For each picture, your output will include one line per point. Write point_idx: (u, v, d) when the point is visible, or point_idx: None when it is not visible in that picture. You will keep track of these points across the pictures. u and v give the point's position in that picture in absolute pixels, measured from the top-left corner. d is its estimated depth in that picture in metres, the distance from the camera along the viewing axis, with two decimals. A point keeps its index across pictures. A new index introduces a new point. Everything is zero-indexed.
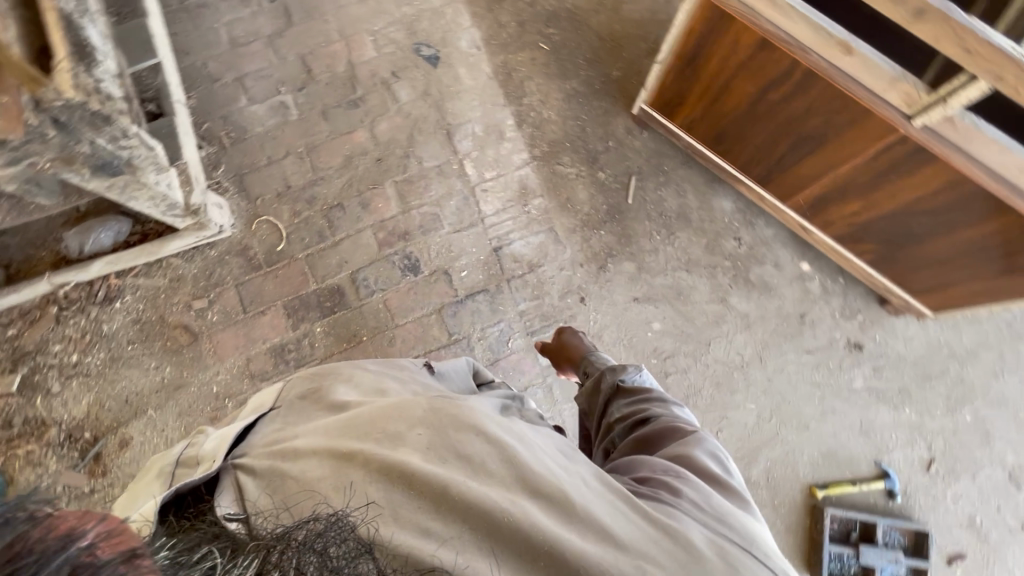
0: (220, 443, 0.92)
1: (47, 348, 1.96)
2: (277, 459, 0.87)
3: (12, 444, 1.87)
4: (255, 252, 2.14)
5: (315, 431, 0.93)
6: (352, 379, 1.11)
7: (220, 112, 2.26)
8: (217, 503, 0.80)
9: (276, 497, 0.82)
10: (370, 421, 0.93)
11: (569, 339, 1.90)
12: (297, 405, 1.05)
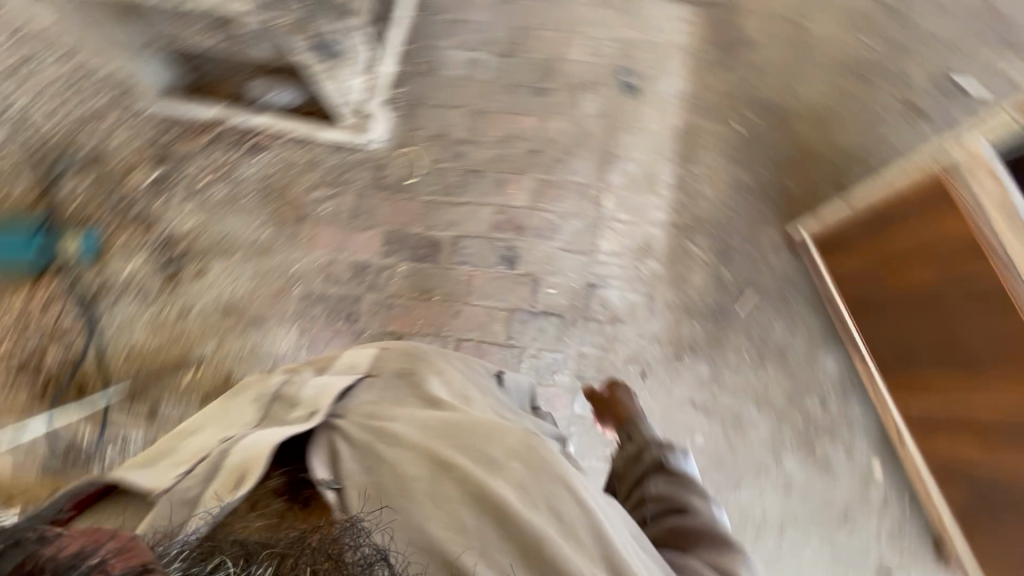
0: (316, 397, 1.07)
1: (187, 162, 2.12)
2: (379, 440, 0.95)
3: (122, 224, 2.05)
4: (387, 174, 2.23)
5: (414, 421, 1.01)
6: (444, 374, 1.21)
7: (426, 42, 2.37)
8: (314, 471, 0.90)
9: (374, 478, 0.88)
10: (466, 428, 0.99)
11: (620, 397, 1.77)
12: (393, 381, 1.17)
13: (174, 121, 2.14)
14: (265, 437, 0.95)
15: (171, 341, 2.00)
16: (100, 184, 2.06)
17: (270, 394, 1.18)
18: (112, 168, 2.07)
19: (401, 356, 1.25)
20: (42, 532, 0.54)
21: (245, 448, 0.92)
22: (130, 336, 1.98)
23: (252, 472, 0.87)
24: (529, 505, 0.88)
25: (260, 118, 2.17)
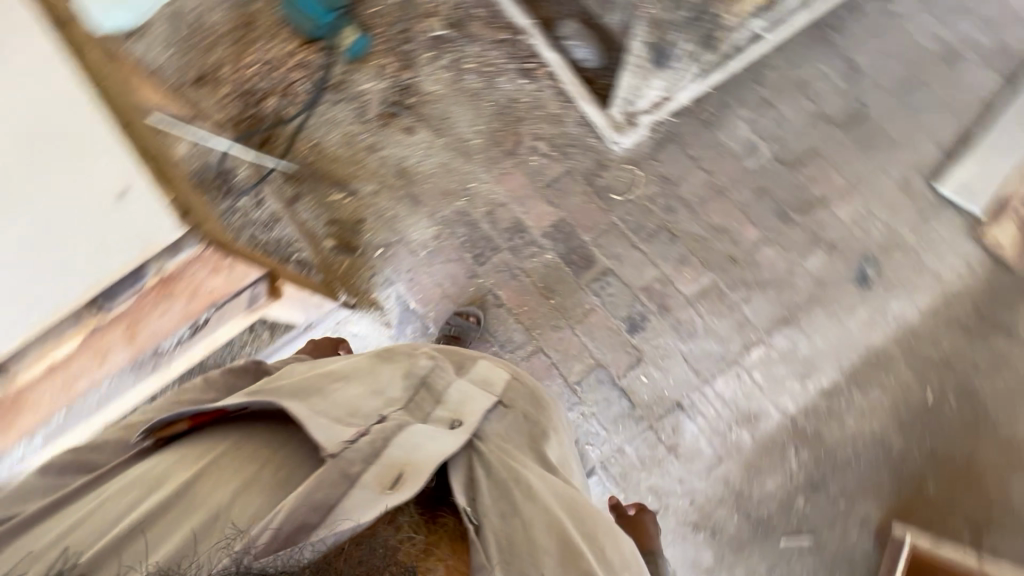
0: (461, 417, 1.10)
1: (471, 41, 2.18)
2: (513, 490, 0.98)
3: (388, 49, 2.17)
4: (601, 176, 2.19)
5: (544, 480, 1.05)
6: (551, 440, 1.25)
7: (725, 96, 2.23)
8: (456, 498, 0.94)
9: (507, 530, 0.92)
10: (582, 513, 1.04)
11: (648, 523, 1.84)
12: (512, 421, 1.21)
13: (491, 4, 2.16)
14: (421, 440, 0.96)
15: (349, 161, 2.17)
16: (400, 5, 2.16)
17: (410, 369, 1.23)
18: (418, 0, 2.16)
19: (522, 396, 1.30)
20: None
21: (403, 445, 0.93)
22: (326, 134, 2.16)
23: (405, 476, 0.88)
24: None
25: (552, 55, 2.12)
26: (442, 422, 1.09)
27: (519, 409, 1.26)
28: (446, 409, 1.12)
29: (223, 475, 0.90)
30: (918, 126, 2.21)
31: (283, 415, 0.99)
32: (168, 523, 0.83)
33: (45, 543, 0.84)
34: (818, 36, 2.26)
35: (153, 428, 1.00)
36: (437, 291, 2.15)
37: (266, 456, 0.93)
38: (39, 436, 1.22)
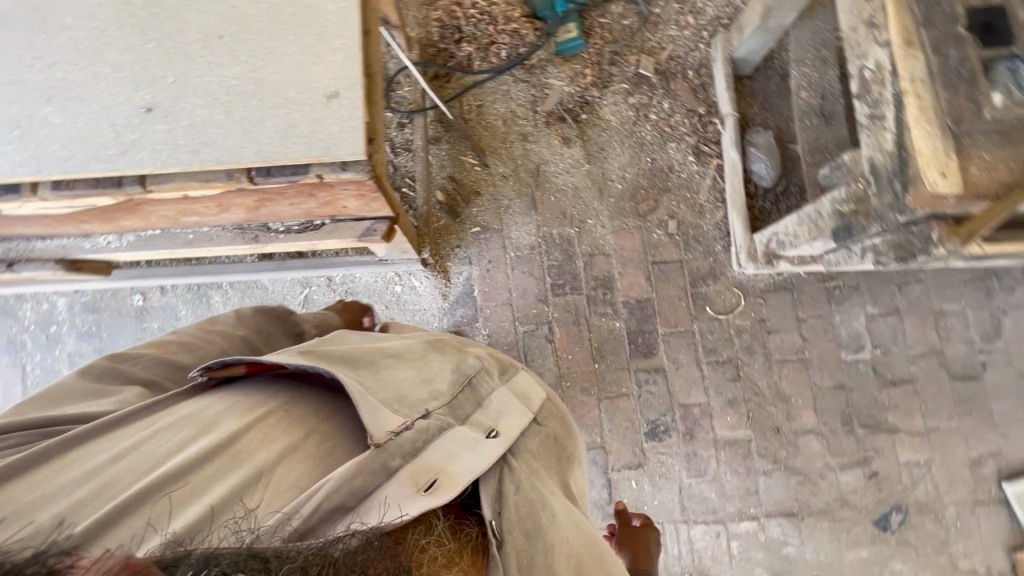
0: (495, 426, 1.09)
1: (667, 96, 2.18)
2: (537, 513, 0.97)
3: (594, 60, 2.16)
4: (706, 284, 2.14)
5: (569, 508, 1.03)
6: (574, 471, 1.22)
7: (861, 282, 2.15)
8: (484, 510, 0.93)
9: (528, 553, 0.91)
10: (604, 545, 1.02)
11: (649, 542, 1.59)
12: (541, 441, 1.18)
13: (703, 77, 2.19)
14: (456, 447, 0.96)
15: (499, 135, 2.16)
16: (625, 31, 2.18)
17: (458, 367, 1.19)
18: (642, 36, 2.19)
19: (554, 421, 1.27)
20: (48, 562, 0.54)
21: (439, 452, 0.93)
22: (494, 102, 2.15)
23: (438, 481, 0.88)
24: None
25: (731, 151, 2.10)
26: (479, 426, 1.07)
27: (548, 432, 1.22)
28: (486, 416, 1.11)
29: (272, 431, 0.86)
30: (1020, 417, 2.12)
31: (335, 387, 0.98)
32: (215, 473, 0.77)
33: (73, 474, 0.73)
34: (977, 282, 2.18)
35: (210, 368, 0.96)
36: (503, 295, 2.12)
37: (312, 425, 0.90)
38: (130, 236, 1.25)
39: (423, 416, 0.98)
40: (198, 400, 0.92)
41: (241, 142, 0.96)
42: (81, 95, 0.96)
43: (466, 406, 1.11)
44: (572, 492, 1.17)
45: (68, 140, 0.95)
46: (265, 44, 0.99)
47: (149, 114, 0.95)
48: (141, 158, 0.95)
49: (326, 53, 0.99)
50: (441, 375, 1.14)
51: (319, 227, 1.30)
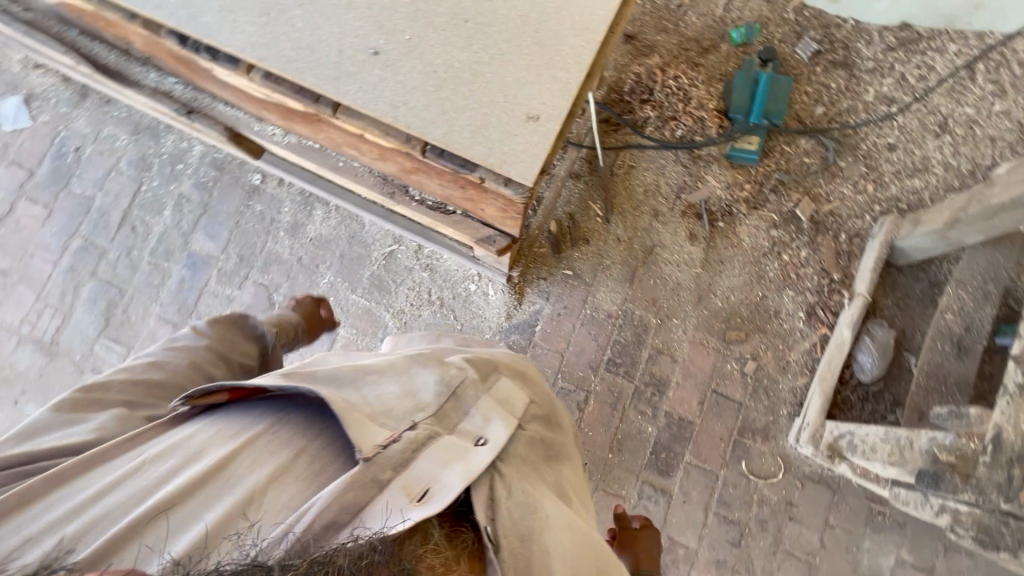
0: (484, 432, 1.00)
1: (808, 245, 2.10)
2: (530, 518, 0.91)
3: (758, 176, 2.10)
4: (752, 438, 2.04)
5: (560, 509, 0.97)
6: (565, 465, 1.17)
7: (911, 524, 1.96)
8: (478, 515, 0.87)
9: (523, 553, 0.86)
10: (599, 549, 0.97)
11: (648, 539, 1.63)
12: (533, 439, 1.10)
13: (853, 246, 2.09)
14: (449, 456, 0.91)
15: (634, 202, 2.16)
16: (802, 167, 2.09)
17: (443, 378, 1.07)
18: (813, 179, 2.09)
19: (540, 424, 1.17)
20: None
21: (432, 462, 0.89)
22: (645, 170, 2.15)
23: (431, 491, 0.84)
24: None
25: (843, 330, 2.00)
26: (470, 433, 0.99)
27: (540, 433, 1.15)
28: (475, 423, 1.02)
29: (261, 453, 0.86)
30: None
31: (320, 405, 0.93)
32: (207, 500, 0.80)
33: (74, 506, 0.80)
34: None
35: (191, 397, 0.95)
36: (560, 344, 2.11)
37: (302, 443, 0.89)
38: (292, 138, 1.33)
39: (411, 428, 0.93)
40: (186, 430, 0.93)
41: (435, 118, 1.00)
42: (328, 12, 1.02)
43: (450, 419, 1.01)
44: (569, 490, 1.11)
45: (300, 45, 1.02)
46: (498, 45, 1.02)
47: (373, 56, 1.01)
48: (348, 91, 1.01)
49: (546, 78, 1.01)
50: (425, 387, 1.03)
51: (450, 215, 1.34)
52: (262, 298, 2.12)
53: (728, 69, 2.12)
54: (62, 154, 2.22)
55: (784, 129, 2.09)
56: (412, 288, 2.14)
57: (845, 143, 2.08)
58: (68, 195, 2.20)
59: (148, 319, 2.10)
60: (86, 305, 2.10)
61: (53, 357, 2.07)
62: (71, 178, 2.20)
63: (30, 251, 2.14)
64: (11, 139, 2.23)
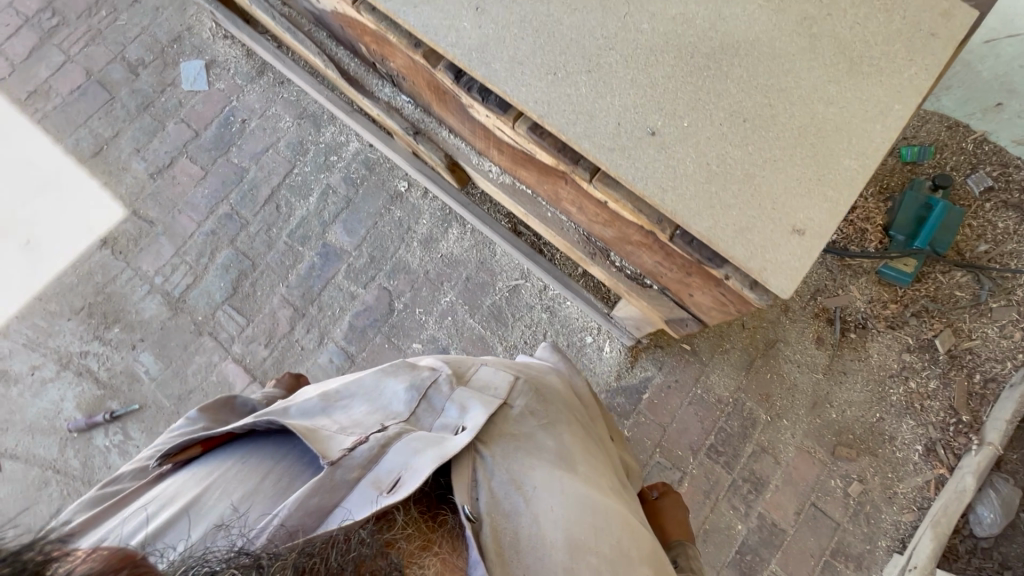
0: (461, 420, 1.02)
1: (939, 377, 2.03)
2: (514, 496, 0.92)
3: (901, 298, 2.06)
4: (844, 565, 1.94)
5: (553, 479, 0.97)
6: (570, 427, 1.15)
7: None
8: (457, 499, 0.88)
9: (507, 528, 0.88)
10: (602, 511, 0.97)
11: (677, 510, 1.36)
12: (522, 414, 1.08)
13: (987, 390, 2.00)
14: (421, 445, 0.92)
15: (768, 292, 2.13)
16: (951, 298, 2.04)
17: (413, 386, 1.09)
18: (957, 313, 2.03)
19: (535, 393, 1.14)
20: (44, 549, 0.54)
21: (402, 451, 0.91)
22: None
23: (400, 480, 0.86)
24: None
25: (965, 477, 1.92)
26: (448, 426, 1.01)
27: (533, 404, 1.13)
28: (451, 414, 1.04)
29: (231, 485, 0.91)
30: None
31: (285, 433, 0.96)
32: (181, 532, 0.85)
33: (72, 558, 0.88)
34: None
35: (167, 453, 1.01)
36: (664, 418, 2.07)
37: (269, 468, 0.93)
38: (506, 178, 1.36)
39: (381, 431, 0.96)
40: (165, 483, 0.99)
41: (701, 209, 1.00)
42: (613, 85, 1.05)
43: (423, 420, 1.05)
44: (578, 452, 1.09)
45: (581, 110, 1.04)
46: (774, 151, 1.03)
47: (651, 136, 1.03)
48: (618, 164, 1.02)
49: (817, 194, 1.01)
50: (395, 398, 1.06)
51: (646, 288, 1.35)
52: (383, 302, 2.15)
53: (892, 184, 2.09)
54: (228, 124, 2.31)
55: (943, 259, 2.04)
56: (529, 327, 2.12)
57: (1000, 286, 2.01)
58: (223, 161, 2.27)
59: (272, 298, 2.14)
60: (218, 270, 2.16)
61: (177, 313, 2.12)
62: (231, 147, 2.28)
63: (178, 207, 2.22)
64: (184, 98, 2.33)
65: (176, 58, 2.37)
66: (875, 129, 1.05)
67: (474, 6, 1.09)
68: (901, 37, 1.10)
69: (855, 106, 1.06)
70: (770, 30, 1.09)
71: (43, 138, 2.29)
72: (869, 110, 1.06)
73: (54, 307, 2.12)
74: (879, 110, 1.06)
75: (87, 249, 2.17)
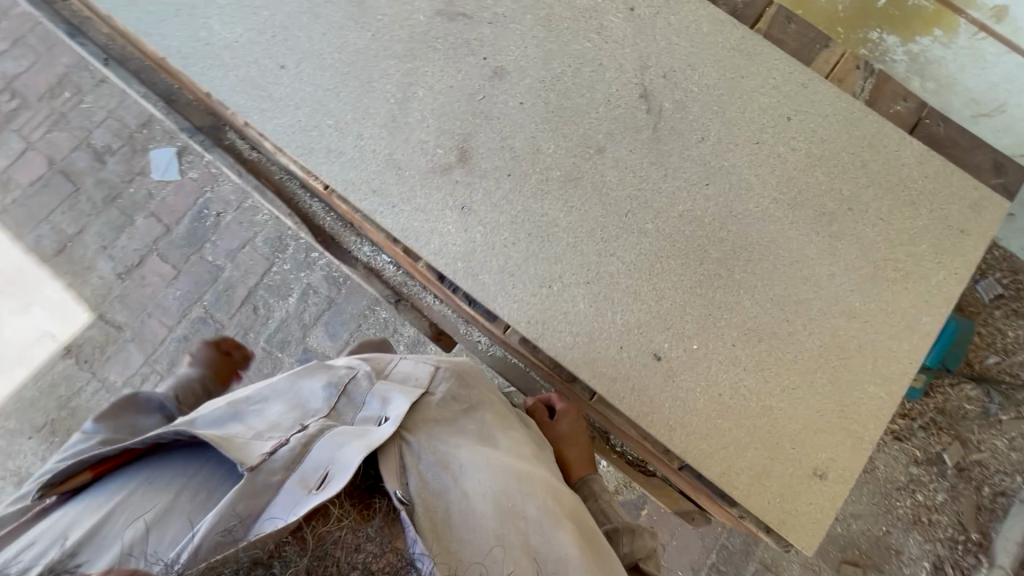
0: (383, 412, 0.92)
1: (948, 491, 1.96)
2: (442, 478, 0.83)
3: (906, 409, 2.00)
4: None
5: (483, 457, 0.88)
6: (501, 411, 1.08)
7: None
8: (387, 484, 0.77)
9: (439, 509, 0.78)
10: (541, 485, 0.89)
11: None
12: (443, 400, 0.98)
13: (997, 505, 1.93)
14: (346, 438, 0.82)
15: None
16: (958, 411, 1.97)
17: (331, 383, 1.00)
18: (964, 425, 1.96)
19: (458, 378, 1.03)
20: None
21: (326, 448, 0.80)
22: None
23: (330, 476, 0.74)
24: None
25: None
26: (369, 419, 0.92)
27: (457, 394, 1.02)
28: (373, 407, 0.94)
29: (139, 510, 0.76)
30: None
31: (196, 441, 0.83)
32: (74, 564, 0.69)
33: None
34: None
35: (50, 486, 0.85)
36: (663, 535, 1.97)
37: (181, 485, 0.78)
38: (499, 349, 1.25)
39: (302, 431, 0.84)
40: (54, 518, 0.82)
41: (713, 451, 0.92)
42: (614, 299, 0.96)
43: (344, 415, 0.94)
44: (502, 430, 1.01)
45: (579, 331, 0.95)
46: (793, 378, 0.93)
47: (657, 362, 0.94)
48: (621, 395, 0.94)
49: (843, 432, 0.91)
50: (312, 398, 0.95)
51: (651, 476, 1.21)
52: None
53: None
54: (202, 218, 2.17)
55: (952, 372, 1.97)
56: None
57: (1009, 397, 1.93)
58: (196, 260, 2.13)
59: None
60: None
61: None
62: (205, 243, 2.15)
63: (148, 310, 2.08)
64: (154, 189, 2.19)
65: (146, 144, 2.22)
66: (902, 343, 0.96)
67: (461, 205, 0.99)
68: (929, 234, 1.00)
69: (879, 318, 0.96)
70: (785, 229, 1.00)
71: (4, 237, 2.15)
72: (894, 321, 0.96)
73: (14, 424, 1.99)
74: (906, 323, 0.96)
75: (50, 358, 2.04)
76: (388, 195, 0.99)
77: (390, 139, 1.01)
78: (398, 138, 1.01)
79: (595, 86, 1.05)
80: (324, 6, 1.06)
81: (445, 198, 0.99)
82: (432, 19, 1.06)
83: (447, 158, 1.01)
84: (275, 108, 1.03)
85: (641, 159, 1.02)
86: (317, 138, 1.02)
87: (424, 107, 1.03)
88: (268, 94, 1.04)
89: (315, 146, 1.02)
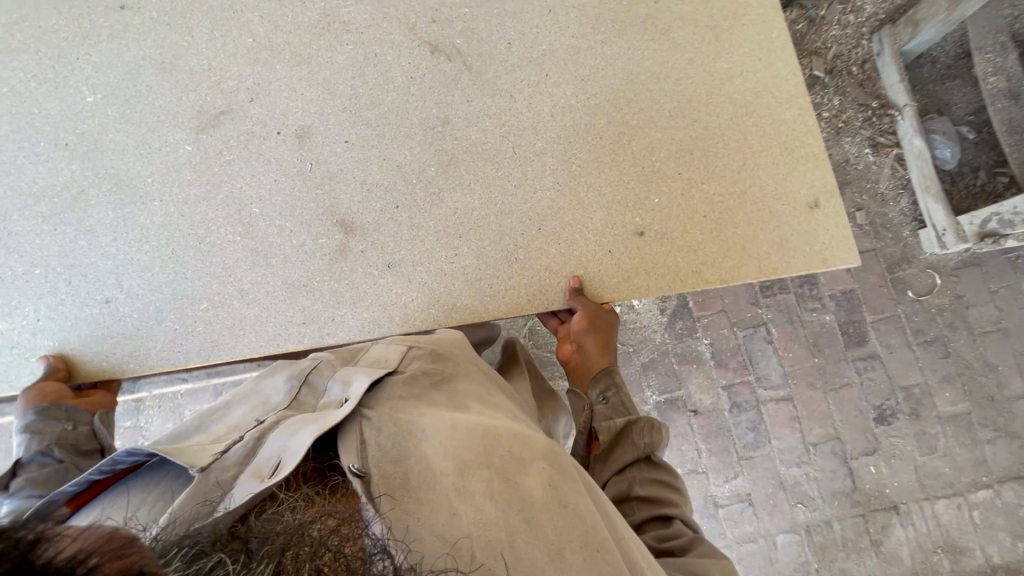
0: (347, 392, 0.97)
1: (836, 92, 2.06)
2: (398, 441, 0.86)
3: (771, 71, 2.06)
4: (903, 269, 2.11)
5: (441, 420, 0.90)
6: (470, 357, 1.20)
7: None
8: (343, 462, 0.80)
9: (397, 472, 0.81)
10: (497, 431, 0.90)
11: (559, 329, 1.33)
12: (413, 375, 1.03)
13: (868, 70, 2.05)
14: (301, 426, 0.87)
15: None
16: (794, 36, 2.06)
17: (292, 376, 1.09)
18: (808, 41, 2.05)
19: (432, 350, 1.10)
20: (35, 527, 0.42)
21: (280, 440, 0.84)
22: None
23: (282, 461, 0.79)
24: (530, 535, 0.78)
25: (913, 139, 2.00)
26: (334, 404, 0.95)
27: (430, 367, 1.07)
28: (337, 391, 0.99)
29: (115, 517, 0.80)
30: None
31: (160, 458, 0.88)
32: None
33: None
34: None
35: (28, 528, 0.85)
36: (717, 303, 2.14)
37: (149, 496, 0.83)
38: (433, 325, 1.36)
39: (259, 428, 0.91)
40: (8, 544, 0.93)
41: (735, 261, 1.13)
42: (569, 223, 1.14)
43: (308, 402, 1.02)
44: (486, 400, 1.03)
45: (557, 245, 1.14)
46: (732, 157, 1.15)
47: (642, 236, 1.13)
48: (653, 276, 1.13)
49: (800, 163, 1.15)
50: (274, 392, 1.06)
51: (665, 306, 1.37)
52: None
53: None
54: None
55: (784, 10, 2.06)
56: None
57: None
58: None
59: None
60: None
61: None
62: None
63: None
64: None
65: None
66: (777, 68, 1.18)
67: (387, 264, 1.13)
68: None
69: (751, 62, 1.18)
70: (637, 69, 1.16)
71: None
72: (749, 56, 1.18)
73: None
74: (770, 54, 1.18)
75: None
76: (368, 321, 1.13)
77: (276, 269, 1.12)
78: (281, 266, 1.13)
79: (389, 76, 1.15)
80: (116, 223, 1.12)
81: (367, 270, 1.13)
82: (196, 141, 1.14)
83: (337, 237, 1.13)
84: (141, 343, 1.11)
85: (484, 99, 1.15)
86: (205, 327, 1.12)
87: (278, 217, 1.13)
88: (123, 335, 1.11)
89: (246, 337, 1.12)
